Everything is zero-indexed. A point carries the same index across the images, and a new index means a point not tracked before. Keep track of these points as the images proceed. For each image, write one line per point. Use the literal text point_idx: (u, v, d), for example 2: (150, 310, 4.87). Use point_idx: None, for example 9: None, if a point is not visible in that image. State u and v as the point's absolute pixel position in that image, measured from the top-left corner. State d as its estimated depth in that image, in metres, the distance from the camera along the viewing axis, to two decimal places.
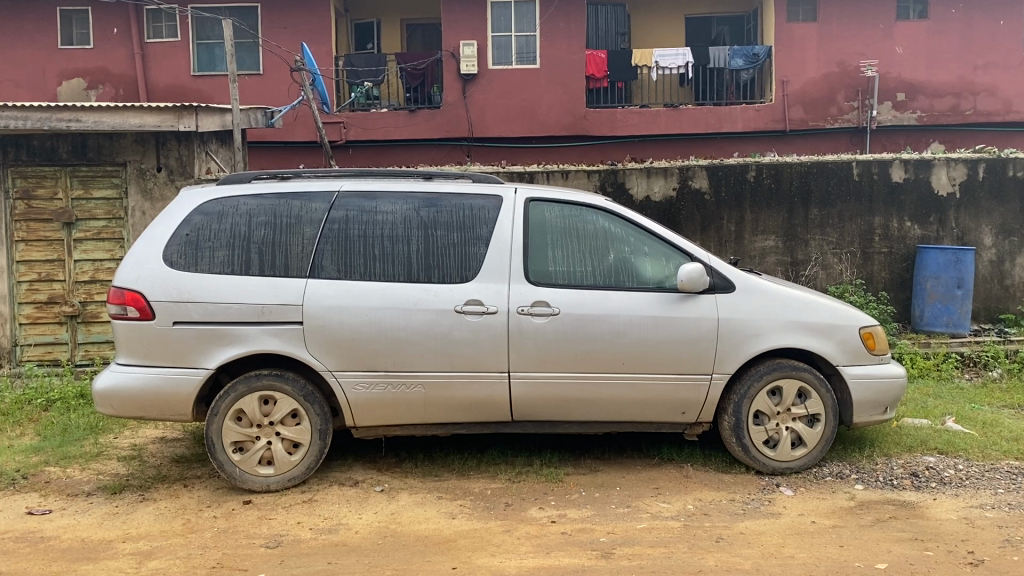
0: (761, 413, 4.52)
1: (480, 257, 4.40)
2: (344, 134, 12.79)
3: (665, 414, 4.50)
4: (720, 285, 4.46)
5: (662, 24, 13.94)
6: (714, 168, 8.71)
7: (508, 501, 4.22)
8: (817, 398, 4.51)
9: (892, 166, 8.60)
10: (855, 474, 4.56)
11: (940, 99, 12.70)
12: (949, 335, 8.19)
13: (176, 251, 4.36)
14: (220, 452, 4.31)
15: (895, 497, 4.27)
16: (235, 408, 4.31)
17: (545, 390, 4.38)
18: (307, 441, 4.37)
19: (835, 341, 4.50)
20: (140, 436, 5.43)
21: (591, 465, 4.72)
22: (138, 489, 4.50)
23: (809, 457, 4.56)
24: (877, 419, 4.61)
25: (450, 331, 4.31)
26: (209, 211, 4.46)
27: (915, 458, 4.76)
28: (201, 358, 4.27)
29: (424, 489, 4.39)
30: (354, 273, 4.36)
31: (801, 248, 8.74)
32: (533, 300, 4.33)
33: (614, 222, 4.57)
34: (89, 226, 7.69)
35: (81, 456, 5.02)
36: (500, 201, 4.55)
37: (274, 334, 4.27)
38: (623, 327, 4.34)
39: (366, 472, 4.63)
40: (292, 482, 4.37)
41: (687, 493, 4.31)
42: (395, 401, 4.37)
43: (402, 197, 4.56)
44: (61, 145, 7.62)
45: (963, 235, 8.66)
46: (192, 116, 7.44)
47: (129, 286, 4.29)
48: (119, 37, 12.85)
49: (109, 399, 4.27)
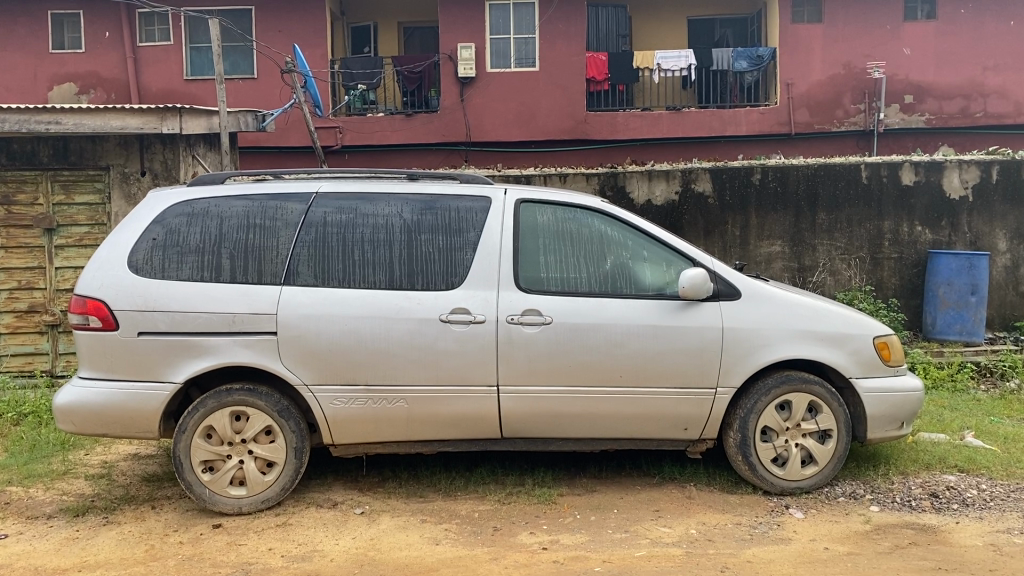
0: (769, 428, 4.22)
1: (467, 263, 4.12)
2: (339, 138, 12.54)
3: (666, 431, 4.20)
4: (725, 292, 4.17)
5: (664, 26, 13.68)
6: (718, 171, 8.43)
7: (497, 525, 3.91)
8: (829, 412, 4.20)
9: (901, 168, 8.30)
10: (870, 494, 4.25)
11: (950, 101, 12.40)
12: (963, 343, 7.86)
13: (144, 255, 4.08)
14: (188, 472, 4.03)
15: (914, 520, 3.96)
16: (205, 424, 4.03)
17: (538, 405, 4.08)
18: (282, 460, 4.08)
19: (847, 352, 4.20)
20: (111, 453, 5.15)
21: (588, 484, 4.43)
22: (102, 511, 4.21)
23: (820, 476, 4.25)
24: (893, 435, 4.31)
25: (435, 340, 4.02)
26: (179, 213, 4.19)
27: (934, 477, 4.44)
28: (168, 372, 3.99)
29: (408, 511, 4.09)
30: (332, 279, 4.08)
31: (808, 254, 8.45)
32: (524, 308, 4.04)
33: (611, 225, 4.29)
34: (71, 233, 7.43)
35: (46, 475, 4.74)
36: (490, 203, 4.27)
37: (246, 345, 3.99)
38: (621, 336, 4.05)
39: (346, 493, 4.34)
40: (266, 503, 4.09)
41: (690, 516, 4.00)
42: (376, 417, 4.08)
43: (387, 198, 4.28)
44: (42, 149, 7.37)
45: (976, 240, 8.35)
46: (176, 117, 7.20)
47: (90, 294, 4.01)
48: (111, 42, 12.66)
49: (69, 415, 3.99)
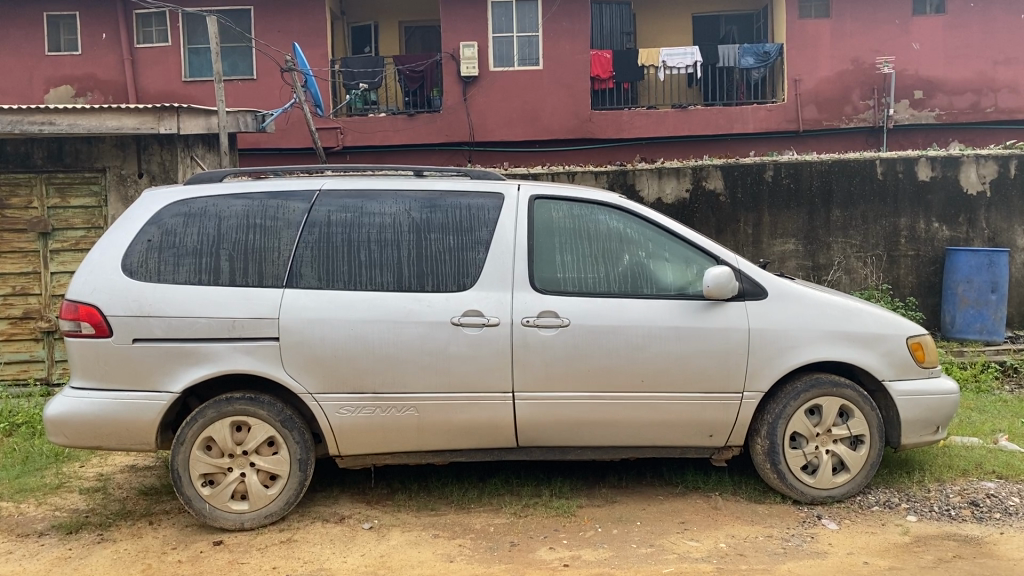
0: (798, 434, 4.00)
1: (479, 263, 3.91)
2: (341, 140, 12.32)
3: (691, 438, 3.98)
4: (750, 291, 3.95)
5: (668, 23, 13.50)
6: (729, 167, 8.25)
7: (515, 540, 3.70)
8: (861, 416, 3.99)
9: (918, 164, 8.10)
10: (905, 503, 4.03)
11: (960, 96, 12.19)
12: (984, 343, 7.64)
13: (138, 257, 3.87)
14: (187, 486, 3.81)
15: (955, 531, 3.74)
16: (204, 436, 3.82)
17: (556, 413, 3.87)
18: (286, 472, 3.87)
19: (879, 353, 3.99)
20: (107, 465, 4.93)
21: (607, 495, 4.21)
22: (97, 527, 4.00)
23: (852, 484, 4.04)
24: (928, 440, 4.10)
25: (446, 345, 3.81)
26: (175, 213, 3.99)
27: (972, 484, 4.22)
28: (165, 380, 3.78)
29: (419, 526, 3.88)
30: (337, 282, 3.87)
31: (823, 252, 8.24)
32: (540, 310, 3.83)
33: (629, 222, 4.08)
34: (67, 236, 7.21)
35: (39, 489, 4.52)
36: (502, 200, 4.07)
37: (248, 351, 3.78)
38: (642, 339, 3.84)
39: (354, 507, 4.12)
40: (270, 518, 3.87)
41: (718, 528, 3.79)
42: (384, 426, 3.86)
43: (395, 195, 4.07)
44: (36, 150, 7.15)
45: (995, 236, 8.13)
46: (173, 117, 7.01)
47: (83, 299, 3.80)
48: (107, 43, 12.45)
49: (61, 427, 3.77)
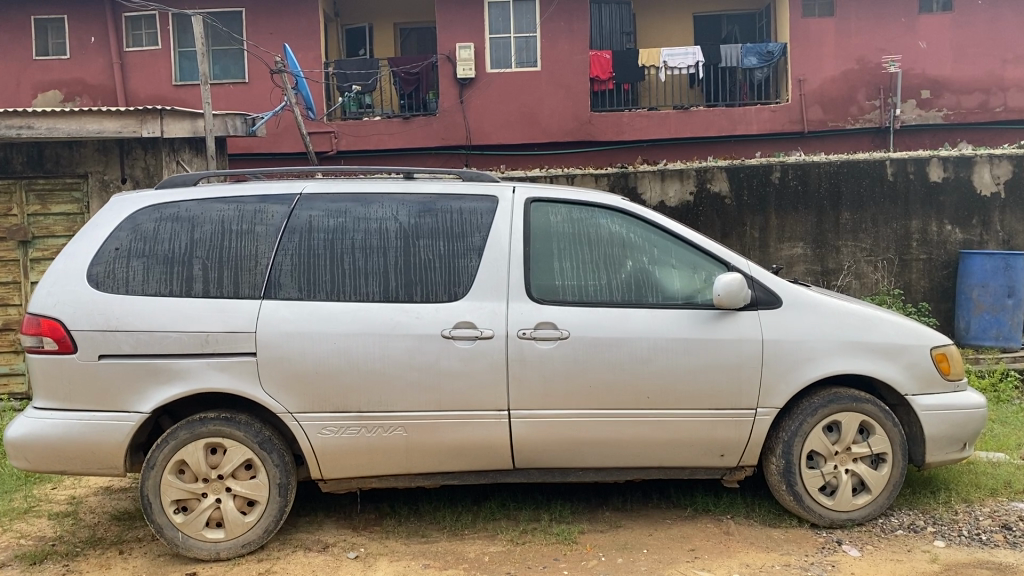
0: (816, 453, 3.72)
1: (471, 271, 3.64)
2: (335, 144, 12.06)
3: (701, 457, 3.70)
4: (764, 299, 3.68)
5: (669, 24, 13.27)
6: (735, 169, 7.99)
7: (511, 571, 3.42)
8: (882, 433, 3.72)
9: (929, 164, 7.82)
10: (932, 527, 3.76)
11: (968, 96, 11.94)
12: (1000, 349, 7.29)
13: (105, 267, 3.60)
14: (159, 513, 3.54)
15: (987, 557, 3.47)
16: (176, 459, 3.55)
17: (556, 431, 3.59)
18: (264, 498, 3.60)
19: (902, 365, 3.71)
20: (81, 487, 4.66)
21: (611, 519, 3.94)
22: (63, 557, 3.72)
23: (873, 506, 3.76)
24: (955, 458, 3.82)
25: (436, 361, 3.53)
26: (146, 217, 3.72)
27: (1002, 506, 3.95)
28: (134, 400, 3.51)
29: (409, 555, 3.60)
30: (319, 293, 3.60)
31: (833, 256, 7.98)
32: (538, 321, 3.56)
33: (631, 225, 3.81)
34: (47, 245, 6.95)
35: (7, 514, 4.26)
36: (496, 203, 3.80)
37: (221, 368, 3.51)
38: (647, 352, 3.57)
39: (339, 533, 3.85)
40: (247, 548, 3.59)
41: (731, 555, 3.51)
42: (370, 448, 3.59)
43: (382, 199, 3.80)
44: (15, 156, 6.89)
45: (1010, 239, 7.86)
46: (156, 120, 6.75)
47: (45, 312, 3.52)
48: (96, 46, 12.21)
49: (22, 451, 3.51)
